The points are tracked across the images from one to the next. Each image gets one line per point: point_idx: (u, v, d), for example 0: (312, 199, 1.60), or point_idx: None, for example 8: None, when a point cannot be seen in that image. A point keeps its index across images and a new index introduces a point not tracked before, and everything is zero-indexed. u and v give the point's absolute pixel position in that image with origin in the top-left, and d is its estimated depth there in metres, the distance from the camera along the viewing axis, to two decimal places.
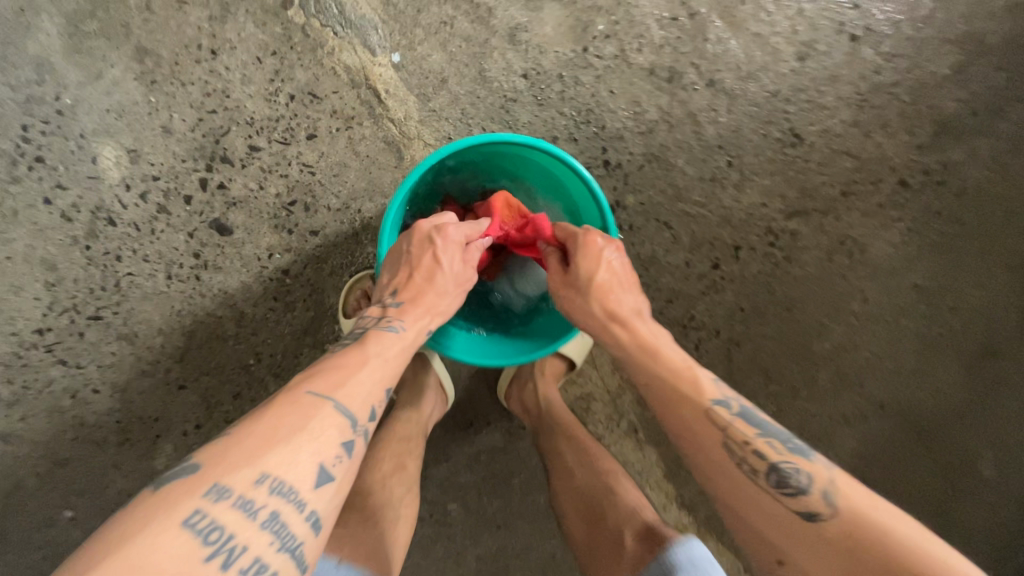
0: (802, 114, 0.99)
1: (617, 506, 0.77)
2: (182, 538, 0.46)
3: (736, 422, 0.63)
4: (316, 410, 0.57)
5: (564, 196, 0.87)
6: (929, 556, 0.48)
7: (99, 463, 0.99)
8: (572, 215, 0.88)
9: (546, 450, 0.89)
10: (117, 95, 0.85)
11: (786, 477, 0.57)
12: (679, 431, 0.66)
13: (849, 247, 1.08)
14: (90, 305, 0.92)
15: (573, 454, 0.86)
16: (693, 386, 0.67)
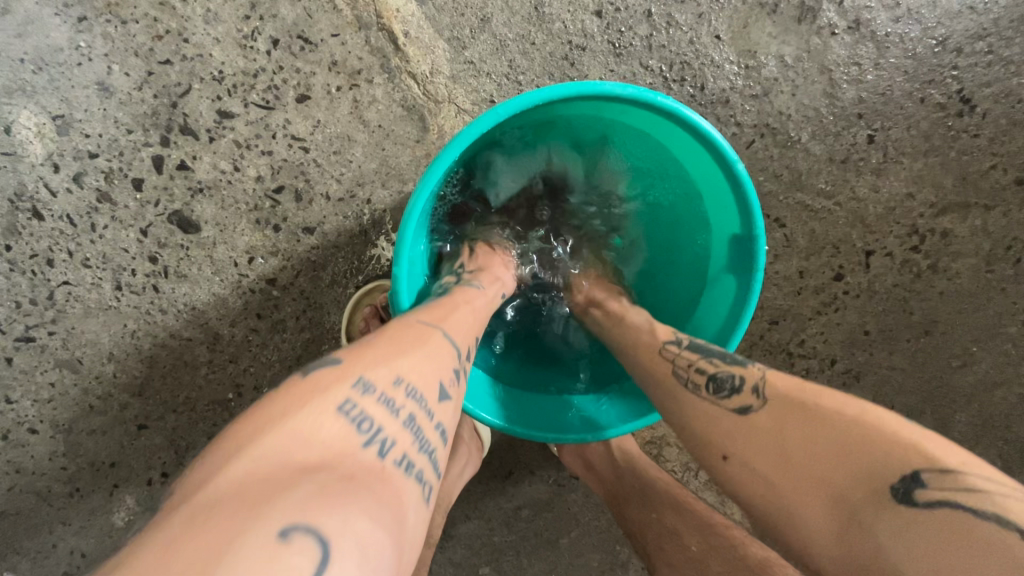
0: (976, 71, 0.72)
1: None
2: (329, 425, 0.33)
3: (700, 361, 0.50)
4: (428, 326, 0.44)
5: (676, 183, 0.61)
6: (921, 454, 0.35)
7: (44, 516, 0.79)
8: (681, 214, 0.63)
9: (643, 527, 0.64)
10: (36, 39, 0.62)
11: (723, 383, 0.46)
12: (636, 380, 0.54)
13: (1016, 253, 0.81)
14: (17, 323, 0.70)
15: (698, 536, 0.60)
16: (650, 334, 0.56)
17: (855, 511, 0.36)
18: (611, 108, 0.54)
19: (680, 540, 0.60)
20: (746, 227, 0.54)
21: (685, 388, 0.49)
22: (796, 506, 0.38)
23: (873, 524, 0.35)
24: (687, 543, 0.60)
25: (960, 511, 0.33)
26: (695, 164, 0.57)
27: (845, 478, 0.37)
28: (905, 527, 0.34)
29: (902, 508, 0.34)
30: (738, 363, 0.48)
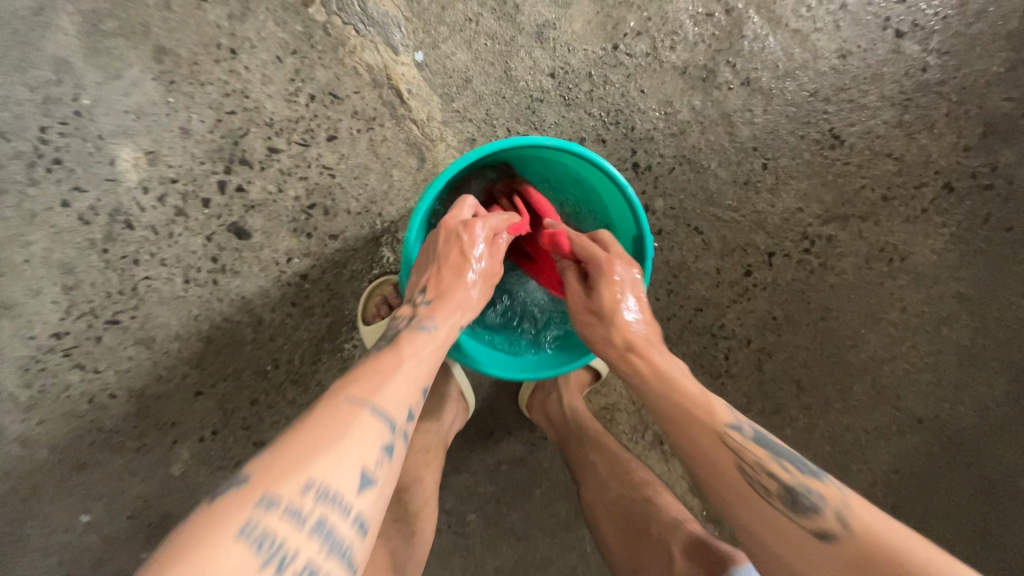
0: (842, 115, 0.95)
1: (660, 519, 0.71)
2: None
3: (770, 464, 0.58)
4: None
5: (597, 206, 0.83)
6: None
7: (115, 468, 0.98)
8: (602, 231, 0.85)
9: (577, 461, 0.84)
10: (136, 96, 0.83)
11: (800, 497, 0.55)
12: (710, 473, 0.59)
13: (889, 254, 1.03)
14: (107, 309, 0.91)
15: (607, 466, 0.81)
16: (712, 416, 0.61)
17: None
18: (539, 151, 0.76)
19: (593, 467, 0.82)
20: (638, 228, 0.75)
21: (753, 488, 0.57)
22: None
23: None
24: (598, 469, 0.82)
25: None
26: (603, 189, 0.79)
27: None
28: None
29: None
30: (815, 478, 0.57)
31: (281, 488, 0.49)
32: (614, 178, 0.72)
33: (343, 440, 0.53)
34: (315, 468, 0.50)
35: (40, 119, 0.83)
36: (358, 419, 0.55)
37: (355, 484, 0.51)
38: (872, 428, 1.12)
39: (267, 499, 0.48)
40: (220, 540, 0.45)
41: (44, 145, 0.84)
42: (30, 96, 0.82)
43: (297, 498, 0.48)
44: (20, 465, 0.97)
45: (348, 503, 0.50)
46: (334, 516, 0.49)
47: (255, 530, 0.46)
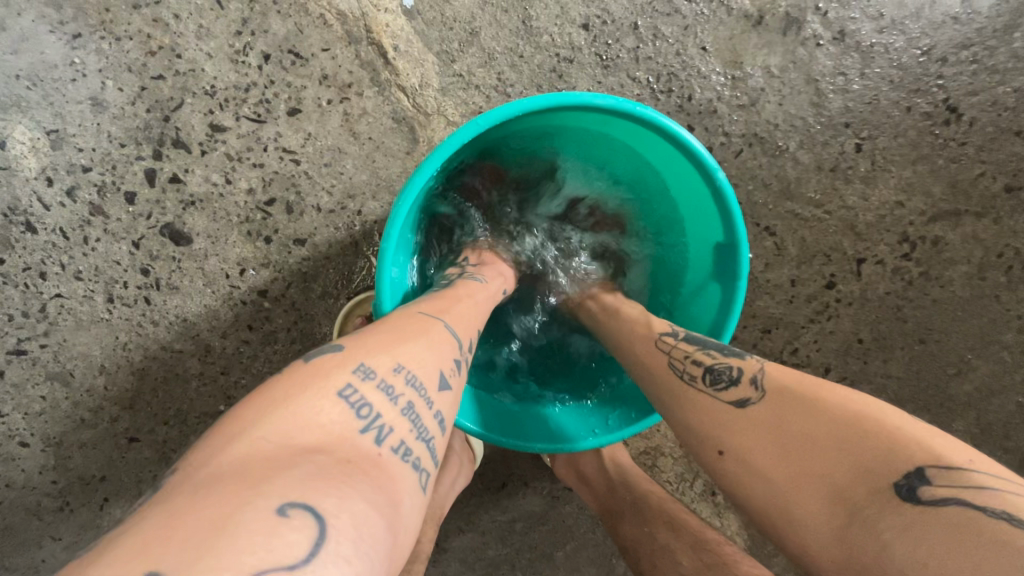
0: (962, 80, 0.72)
1: None
2: None
3: (696, 352, 0.49)
4: None
5: (665, 199, 0.63)
6: (928, 450, 0.34)
7: (32, 533, 0.78)
8: (670, 232, 0.64)
9: (634, 542, 0.62)
10: (30, 56, 0.62)
11: (722, 373, 0.46)
12: (640, 378, 0.53)
13: (1009, 260, 0.81)
14: (9, 336, 0.70)
15: (689, 552, 0.57)
16: (647, 328, 0.56)
17: (862, 509, 0.35)
18: (596, 121, 0.55)
19: (672, 557, 0.58)
20: (729, 233, 0.55)
21: (680, 379, 0.49)
22: (740, 440, 0.42)
23: (879, 520, 0.34)
24: (678, 558, 0.57)
25: (970, 510, 0.31)
26: (680, 177, 0.58)
27: (850, 473, 0.36)
28: (911, 527, 0.32)
29: (910, 506, 0.33)
30: (736, 355, 0.47)
31: (374, 359, 0.36)
32: (708, 160, 0.51)
33: (423, 338, 0.41)
34: (405, 350, 0.39)
35: None
36: (433, 328, 0.43)
37: (437, 380, 0.39)
38: None
39: (361, 367, 0.36)
40: (311, 397, 0.33)
41: None
42: None
43: (388, 375, 0.36)
44: None
45: (432, 398, 0.38)
46: (425, 406, 0.37)
47: (354, 393, 0.34)
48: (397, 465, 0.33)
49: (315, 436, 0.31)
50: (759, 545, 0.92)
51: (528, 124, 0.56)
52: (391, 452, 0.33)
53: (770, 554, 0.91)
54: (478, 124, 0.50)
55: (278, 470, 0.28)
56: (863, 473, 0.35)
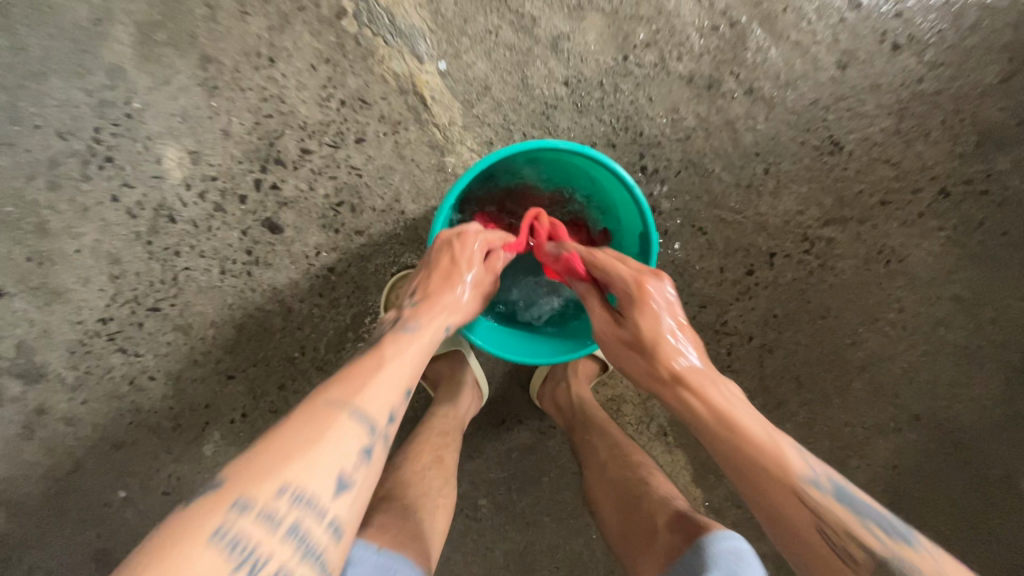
0: (841, 123, 1.00)
1: (650, 495, 0.75)
2: None
3: (862, 537, 0.52)
4: None
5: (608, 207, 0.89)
6: None
7: (151, 446, 1.05)
8: (616, 236, 0.91)
9: (579, 443, 0.90)
10: (182, 100, 0.90)
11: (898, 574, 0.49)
12: (798, 543, 0.55)
13: (886, 256, 1.08)
14: (150, 297, 0.98)
15: (607, 448, 0.86)
16: (789, 472, 0.57)
17: None
18: (558, 158, 0.84)
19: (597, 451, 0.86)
20: (644, 223, 0.81)
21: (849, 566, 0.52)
22: None
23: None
24: (599, 452, 0.86)
25: None
26: (614, 192, 0.85)
27: None
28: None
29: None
30: (889, 539, 0.52)
31: (257, 492, 0.50)
32: (621, 174, 0.78)
33: (320, 446, 0.54)
34: (298, 470, 0.52)
35: (95, 121, 0.90)
36: (335, 421, 0.57)
37: (333, 486, 0.53)
38: (871, 424, 1.17)
39: (240, 502, 0.50)
40: (193, 544, 0.47)
41: (97, 145, 0.91)
42: (86, 100, 0.90)
43: (272, 501, 0.50)
44: (65, 442, 1.04)
45: (324, 507, 0.52)
46: (315, 519, 0.51)
47: (232, 533, 0.48)
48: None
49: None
50: (701, 476, 1.18)
51: (512, 160, 0.85)
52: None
53: (709, 483, 1.17)
54: (474, 166, 0.79)
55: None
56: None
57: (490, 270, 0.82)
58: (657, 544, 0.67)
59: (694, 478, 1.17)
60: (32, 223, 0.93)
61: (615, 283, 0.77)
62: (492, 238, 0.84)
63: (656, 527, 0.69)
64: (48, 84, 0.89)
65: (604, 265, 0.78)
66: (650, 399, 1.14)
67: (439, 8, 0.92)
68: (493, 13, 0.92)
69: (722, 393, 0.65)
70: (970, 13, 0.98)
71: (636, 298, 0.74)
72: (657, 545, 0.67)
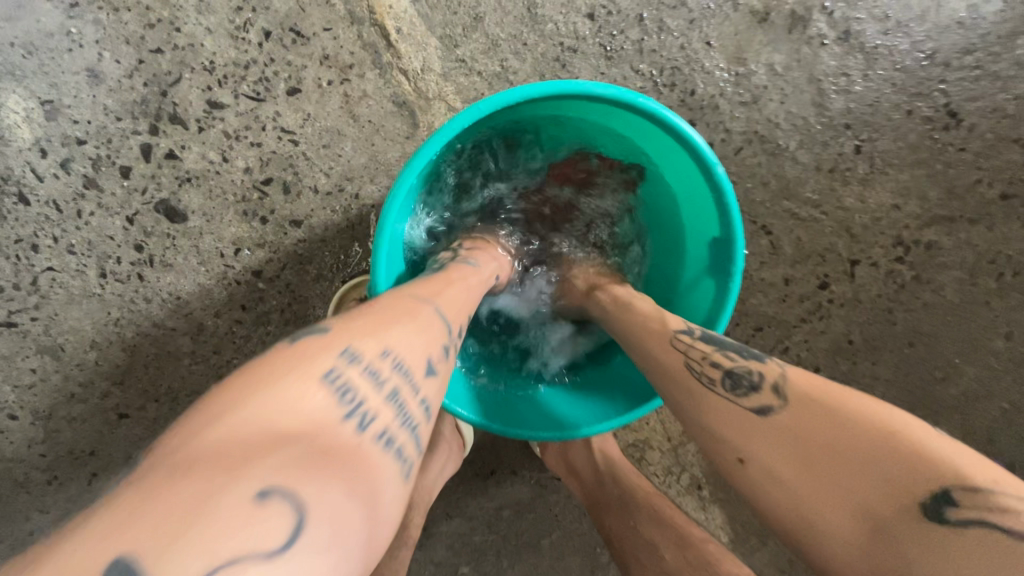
0: (963, 85, 0.72)
1: None
2: None
3: (714, 352, 0.45)
4: None
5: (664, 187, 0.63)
6: (955, 470, 0.31)
7: (19, 505, 0.78)
8: (672, 233, 0.65)
9: (618, 533, 0.63)
10: (28, 24, 0.62)
11: (742, 379, 0.42)
12: (681, 412, 0.45)
13: (1001, 267, 0.82)
14: (1, 307, 0.70)
15: (673, 550, 0.58)
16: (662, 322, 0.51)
17: (885, 529, 0.32)
18: (608, 114, 0.57)
19: (655, 551, 0.59)
20: (726, 230, 0.55)
21: (697, 381, 0.44)
22: (821, 523, 0.34)
23: (903, 543, 0.31)
24: (661, 554, 0.58)
25: (996, 531, 0.30)
26: (682, 174, 0.58)
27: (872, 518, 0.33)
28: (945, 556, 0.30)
29: (932, 528, 0.31)
30: (756, 358, 0.43)
31: (360, 341, 0.35)
32: (705, 151, 0.51)
33: (412, 322, 0.40)
34: (392, 335, 0.37)
35: None
36: (424, 309, 0.42)
37: (426, 365, 0.38)
38: None
39: (349, 350, 0.35)
40: (285, 381, 0.32)
41: None
42: None
43: (374, 357, 0.35)
44: None
45: (419, 382, 0.37)
46: (411, 393, 0.36)
47: (335, 378, 0.33)
48: (378, 456, 0.32)
49: (293, 418, 0.30)
50: (742, 540, 0.93)
51: (539, 112, 0.58)
52: (373, 441, 0.32)
53: (752, 548, 0.93)
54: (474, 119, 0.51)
55: (230, 473, 0.26)
56: (889, 490, 0.32)
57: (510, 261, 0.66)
58: None
59: (734, 542, 0.92)
60: None
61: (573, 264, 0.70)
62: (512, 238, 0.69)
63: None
64: None
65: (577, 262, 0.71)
66: (683, 444, 0.89)
67: None
68: None
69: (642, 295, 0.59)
70: None
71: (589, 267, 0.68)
72: None
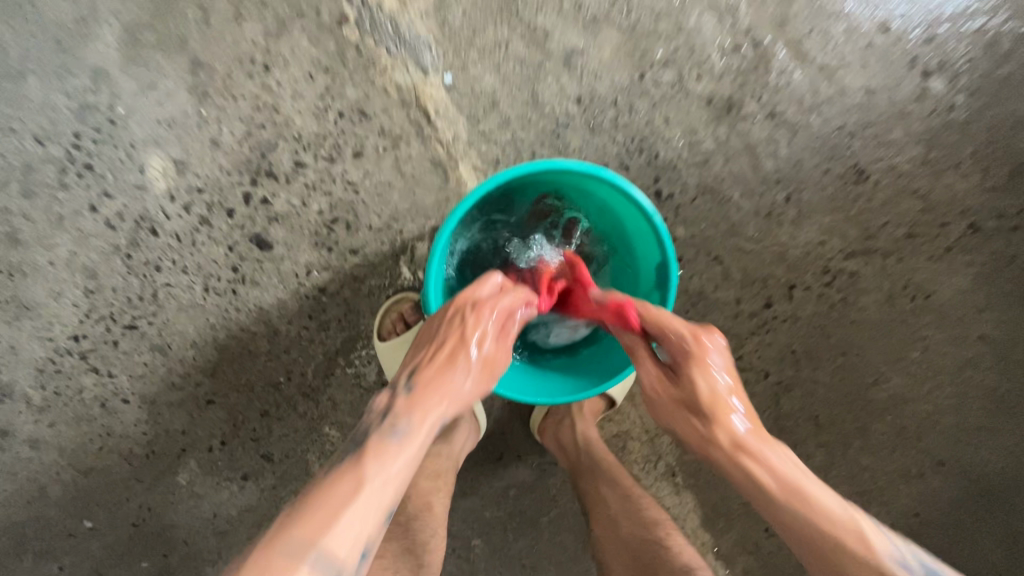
0: (867, 150, 0.94)
1: (668, 564, 0.69)
2: None
3: None
4: None
5: (621, 234, 0.83)
6: None
7: (123, 474, 0.98)
8: (627, 261, 0.85)
9: (588, 492, 0.83)
10: (169, 107, 0.85)
11: None
12: None
13: (912, 292, 1.01)
14: (127, 314, 0.91)
15: (619, 502, 0.79)
16: (863, 544, 0.56)
17: None
18: (570, 176, 0.77)
19: (606, 502, 0.80)
20: (664, 256, 0.75)
21: None
22: None
23: None
24: (610, 505, 0.79)
25: None
26: (633, 221, 0.79)
27: None
28: None
29: None
30: None
31: None
32: (642, 201, 0.72)
33: None
34: None
35: (75, 126, 0.84)
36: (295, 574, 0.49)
37: None
38: (892, 470, 1.09)
39: None
40: None
41: (75, 151, 0.85)
42: (66, 102, 0.83)
43: None
44: (30, 466, 0.96)
45: None
46: None
47: None
48: None
49: None
50: (710, 520, 1.11)
51: (519, 181, 0.78)
52: None
53: (718, 527, 1.10)
54: (480, 187, 0.73)
55: None
56: None
57: (508, 335, 0.69)
58: None
59: (702, 521, 1.10)
60: (2, 233, 0.87)
61: (667, 337, 0.68)
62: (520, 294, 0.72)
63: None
64: (25, 85, 0.82)
65: (658, 318, 0.68)
66: (659, 436, 1.07)
67: (446, 17, 0.87)
68: (504, 24, 0.87)
69: (779, 454, 0.62)
70: (1006, 39, 0.92)
71: (692, 356, 0.67)
72: None
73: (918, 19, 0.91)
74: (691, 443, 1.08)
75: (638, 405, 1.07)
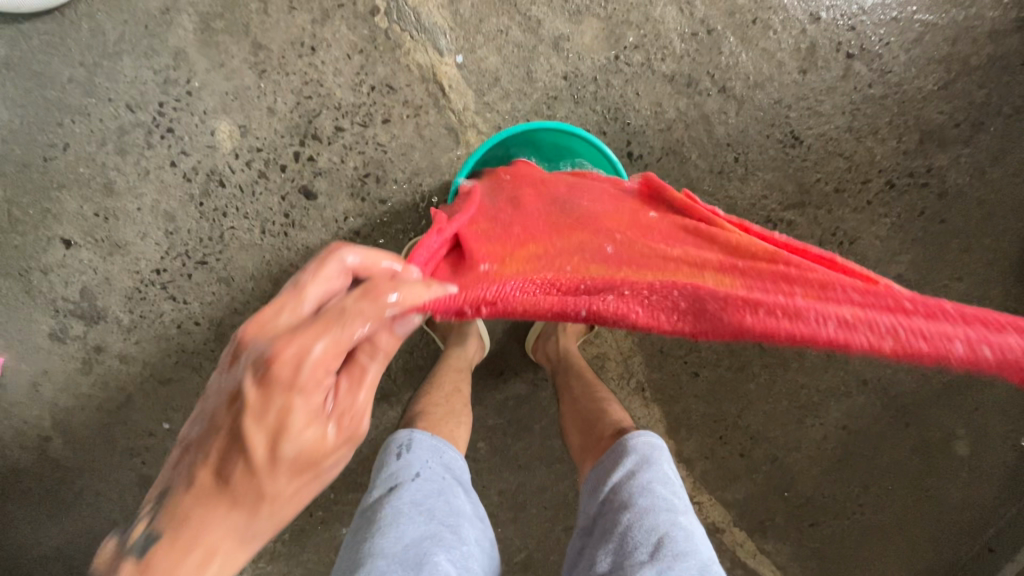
0: (801, 120, 1.15)
1: (604, 418, 0.94)
2: None
3: None
4: None
5: None
6: None
7: (194, 385, 1.19)
8: None
9: (562, 384, 1.07)
10: (235, 81, 1.07)
11: None
12: None
13: (840, 238, 1.20)
14: (199, 251, 1.12)
15: (579, 386, 1.04)
16: None
17: None
18: (555, 136, 1.01)
19: (569, 385, 1.05)
20: None
21: None
22: None
23: None
24: (572, 387, 1.04)
25: None
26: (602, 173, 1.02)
27: None
28: None
29: None
30: None
31: None
32: (610, 152, 0.97)
33: None
34: None
35: (160, 97, 1.07)
36: None
37: None
38: (824, 387, 1.32)
39: None
40: None
41: (160, 117, 1.07)
42: (153, 78, 1.06)
43: None
44: (119, 377, 1.18)
45: None
46: None
47: None
48: None
49: None
50: (674, 429, 1.34)
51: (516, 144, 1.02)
52: None
53: (680, 435, 1.34)
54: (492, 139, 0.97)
55: None
56: None
57: (347, 388, 0.54)
58: (598, 447, 0.87)
59: (667, 430, 1.33)
60: (101, 183, 1.09)
61: None
62: (326, 354, 0.51)
63: (602, 437, 0.89)
64: (120, 63, 1.06)
65: None
66: (631, 357, 1.31)
67: (458, 8, 1.07)
68: (505, 15, 1.08)
69: None
70: (914, 28, 1.13)
71: None
72: (598, 447, 0.87)
73: (842, 11, 1.12)
74: (658, 364, 1.31)
75: (614, 332, 1.31)
